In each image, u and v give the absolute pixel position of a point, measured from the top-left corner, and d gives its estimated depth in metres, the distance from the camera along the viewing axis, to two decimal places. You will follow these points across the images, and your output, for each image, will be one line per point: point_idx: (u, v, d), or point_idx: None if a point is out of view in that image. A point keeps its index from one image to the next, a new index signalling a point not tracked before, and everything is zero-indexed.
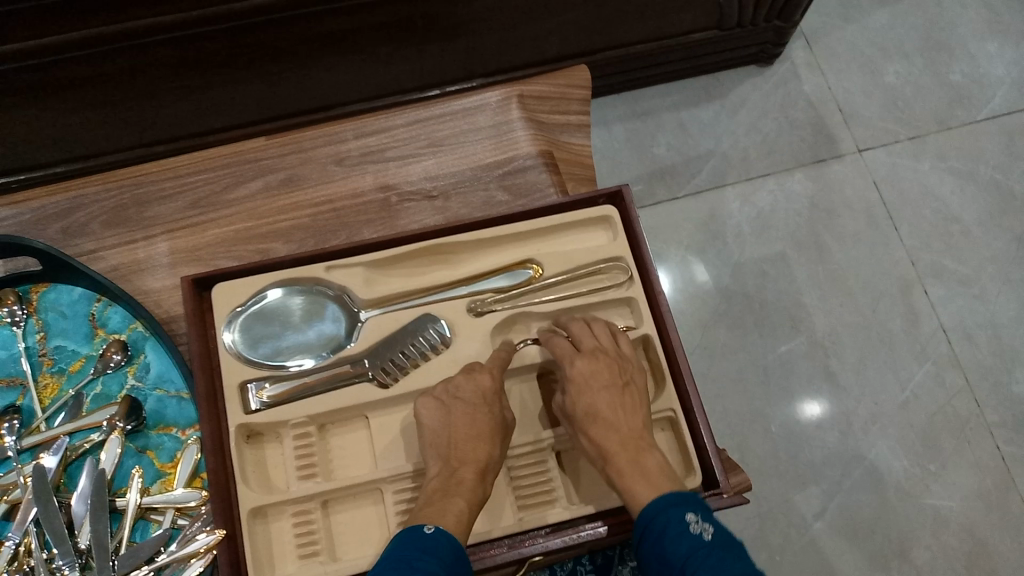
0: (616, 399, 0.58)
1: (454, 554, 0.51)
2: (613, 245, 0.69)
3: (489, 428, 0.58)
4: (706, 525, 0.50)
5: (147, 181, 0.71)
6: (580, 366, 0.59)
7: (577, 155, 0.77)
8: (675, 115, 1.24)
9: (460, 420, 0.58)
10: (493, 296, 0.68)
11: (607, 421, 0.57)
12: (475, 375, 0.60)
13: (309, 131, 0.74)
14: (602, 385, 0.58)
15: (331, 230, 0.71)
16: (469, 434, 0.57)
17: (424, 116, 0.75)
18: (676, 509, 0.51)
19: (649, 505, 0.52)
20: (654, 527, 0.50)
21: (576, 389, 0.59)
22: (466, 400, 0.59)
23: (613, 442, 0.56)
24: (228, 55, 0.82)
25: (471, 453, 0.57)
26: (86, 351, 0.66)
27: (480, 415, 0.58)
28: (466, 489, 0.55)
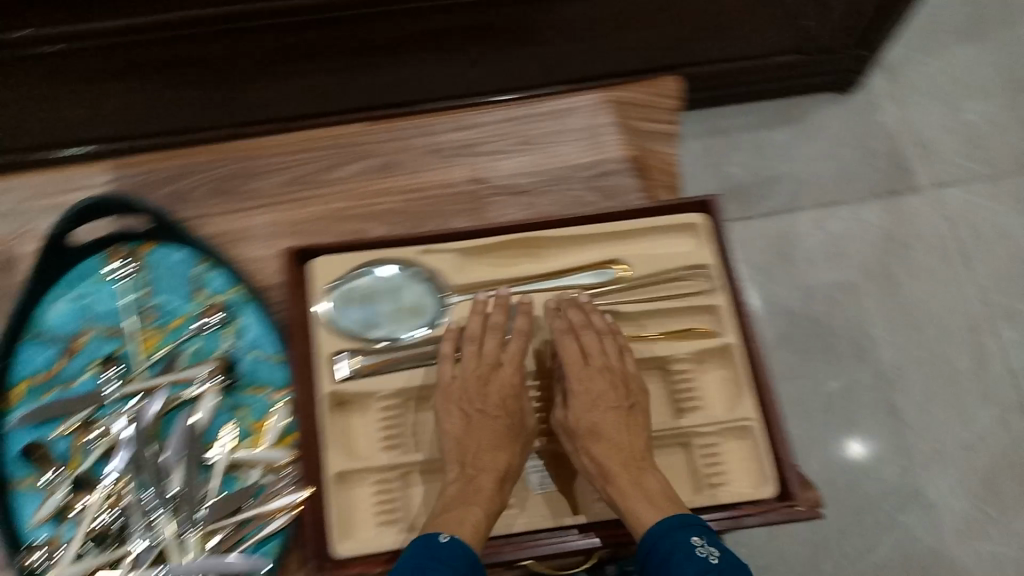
0: (619, 422, 0.62)
1: (468, 562, 0.54)
2: (700, 252, 0.70)
3: (510, 437, 0.61)
4: (712, 549, 0.53)
5: (250, 155, 0.73)
6: (587, 385, 0.63)
7: (666, 164, 0.76)
8: (751, 136, 1.24)
9: (479, 429, 0.61)
10: (578, 292, 0.69)
11: (611, 441, 0.61)
12: (494, 380, 0.63)
13: (406, 119, 0.76)
14: (608, 406, 0.62)
15: (421, 217, 0.73)
16: (488, 444, 0.60)
17: (520, 112, 0.75)
18: (679, 534, 0.55)
19: (652, 528, 0.56)
20: (660, 550, 0.54)
21: (582, 408, 0.62)
22: (486, 411, 0.62)
23: (615, 462, 0.60)
24: (328, 42, 0.86)
25: (491, 462, 0.60)
26: (187, 309, 0.69)
27: (501, 427, 0.61)
28: (484, 497, 0.58)
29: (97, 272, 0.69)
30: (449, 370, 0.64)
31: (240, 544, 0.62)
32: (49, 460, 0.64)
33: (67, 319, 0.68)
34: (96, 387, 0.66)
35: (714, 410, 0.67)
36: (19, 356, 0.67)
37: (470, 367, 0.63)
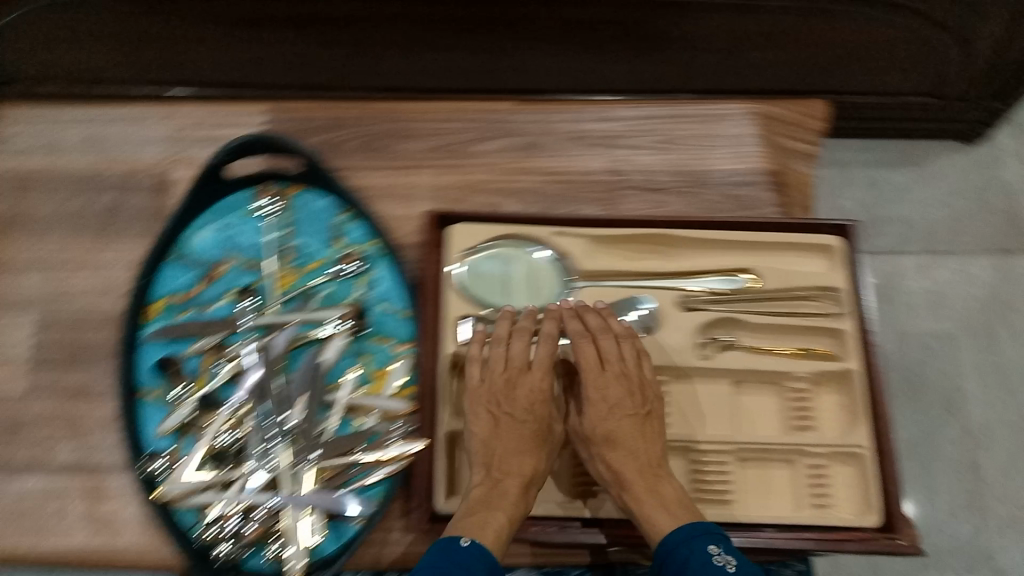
0: (633, 429, 0.62)
1: (487, 565, 0.54)
2: (831, 274, 0.70)
3: (535, 442, 0.62)
4: (728, 557, 0.53)
5: (400, 116, 0.75)
6: (604, 392, 0.63)
7: (804, 184, 0.76)
8: (868, 172, 1.22)
9: (505, 433, 0.62)
10: (706, 296, 0.69)
11: (628, 448, 0.61)
12: (520, 385, 0.64)
13: (554, 103, 0.77)
14: (624, 413, 0.62)
15: (556, 200, 0.73)
16: (515, 449, 0.61)
17: (668, 112, 0.76)
18: (696, 542, 0.55)
19: (669, 535, 0.56)
20: (677, 557, 0.54)
21: (598, 416, 0.63)
22: (514, 413, 0.63)
23: (632, 470, 0.60)
24: (478, 22, 0.88)
25: (516, 466, 0.60)
26: (325, 254, 0.72)
27: (525, 430, 0.62)
28: (509, 501, 0.58)
29: (245, 207, 0.72)
30: (477, 375, 0.65)
31: (346, 485, 0.64)
32: (178, 375, 0.66)
33: (211, 247, 0.70)
34: (231, 314, 0.68)
35: (827, 433, 0.67)
36: (160, 275, 0.69)
37: (497, 369, 0.64)
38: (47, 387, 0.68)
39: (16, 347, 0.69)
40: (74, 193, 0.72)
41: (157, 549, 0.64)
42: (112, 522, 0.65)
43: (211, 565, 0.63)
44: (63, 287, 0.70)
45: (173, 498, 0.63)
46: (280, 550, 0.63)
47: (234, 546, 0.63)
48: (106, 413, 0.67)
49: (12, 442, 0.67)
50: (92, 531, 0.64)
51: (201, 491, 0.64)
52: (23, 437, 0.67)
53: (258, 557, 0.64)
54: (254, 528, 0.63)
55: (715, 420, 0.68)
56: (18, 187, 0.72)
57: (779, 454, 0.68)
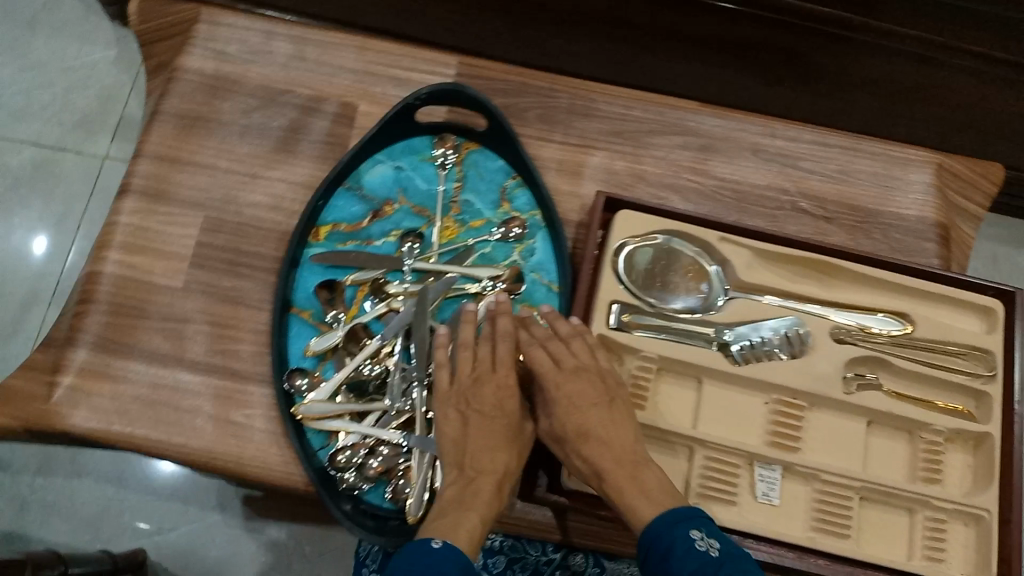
0: (602, 416, 0.58)
1: (460, 567, 0.51)
2: (987, 336, 0.69)
3: (508, 441, 0.59)
4: (711, 540, 0.52)
5: (584, 96, 0.77)
6: (566, 387, 0.59)
7: (964, 241, 0.76)
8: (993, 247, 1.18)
9: (477, 430, 0.59)
10: (859, 332, 0.69)
11: (601, 439, 0.57)
12: (482, 384, 0.60)
13: (735, 112, 0.77)
14: (589, 404, 0.59)
15: (726, 208, 0.74)
16: (487, 445, 0.58)
17: (846, 144, 0.76)
18: (679, 528, 0.52)
19: (649, 526, 0.53)
20: (661, 546, 0.52)
21: (564, 411, 0.59)
22: (484, 411, 0.59)
23: (608, 460, 0.56)
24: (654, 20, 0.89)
25: (488, 464, 0.57)
26: (488, 215, 0.72)
27: (497, 428, 0.59)
28: (482, 501, 0.56)
29: (424, 153, 0.73)
30: (447, 379, 0.62)
31: None
32: (335, 300, 0.67)
33: (385, 184, 0.72)
34: (393, 253, 0.69)
35: (953, 491, 0.67)
36: (334, 200, 0.70)
37: (465, 371, 0.62)
38: (201, 287, 0.67)
39: (176, 242, 0.68)
40: (259, 104, 0.72)
41: (283, 465, 0.64)
42: (244, 429, 0.64)
43: (336, 488, 0.63)
44: (232, 194, 0.70)
45: (309, 418, 0.63)
46: (404, 488, 0.63)
47: (357, 475, 0.63)
48: (256, 323, 0.67)
49: (156, 332, 0.66)
50: (223, 434, 0.64)
51: (336, 417, 0.64)
52: (168, 329, 0.66)
53: (378, 492, 0.64)
54: (378, 463, 0.63)
55: (843, 454, 0.67)
56: (207, 87, 0.72)
57: (903, 502, 0.67)
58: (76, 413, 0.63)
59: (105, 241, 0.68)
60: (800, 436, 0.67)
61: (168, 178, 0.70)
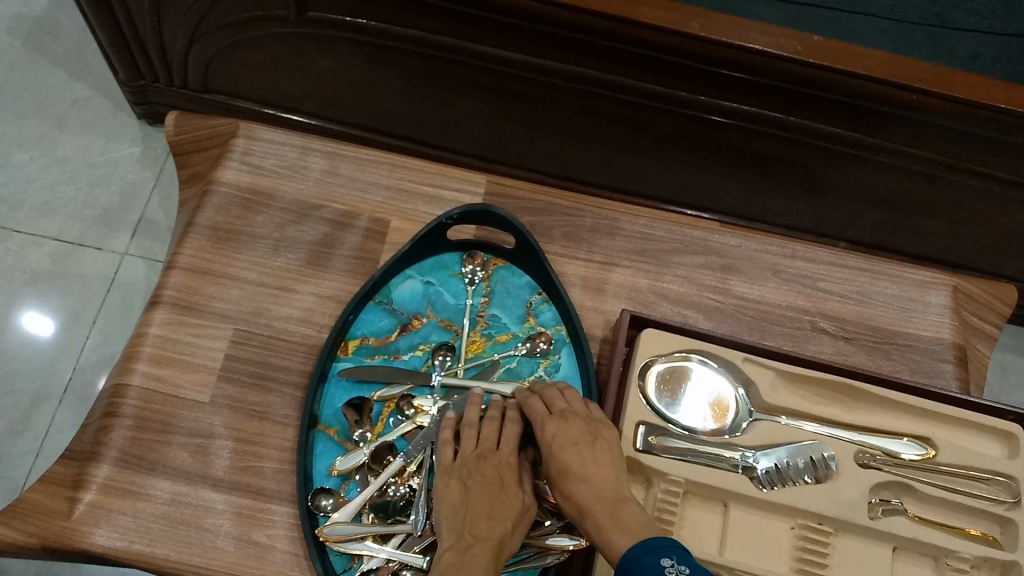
0: (585, 454, 0.58)
1: None
2: (1010, 462, 0.69)
3: (505, 510, 0.57)
4: (680, 567, 0.48)
5: (607, 213, 0.79)
6: (550, 428, 0.60)
7: (981, 361, 0.78)
8: (1007, 357, 1.18)
9: (478, 498, 0.58)
10: (882, 456, 0.70)
11: (579, 475, 0.57)
12: (485, 458, 0.61)
13: (754, 232, 0.80)
14: (572, 442, 0.59)
15: (747, 327, 0.75)
16: (484, 512, 0.57)
17: (863, 266, 0.78)
18: (650, 556, 0.50)
19: (625, 555, 0.51)
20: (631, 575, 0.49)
21: (549, 452, 0.59)
22: (485, 480, 0.59)
23: (587, 496, 0.56)
24: (667, 133, 0.94)
25: (487, 531, 0.55)
26: (514, 329, 0.73)
27: (497, 497, 0.58)
28: (480, 564, 0.53)
29: (453, 268, 0.75)
30: (451, 454, 0.62)
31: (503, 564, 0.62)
32: (363, 419, 0.67)
33: (415, 299, 0.73)
34: (420, 368, 0.70)
35: None
36: (363, 314, 0.71)
37: (469, 447, 0.62)
38: (227, 401, 0.68)
39: (205, 355, 0.69)
40: (293, 219, 0.76)
41: None
42: (265, 549, 0.63)
43: None
44: (263, 307, 0.72)
45: (331, 540, 0.62)
46: None
47: None
48: (283, 439, 0.67)
49: (180, 447, 0.66)
50: (244, 554, 0.62)
51: (357, 539, 0.62)
52: (192, 445, 0.66)
53: None
54: None
55: None
56: (242, 201, 0.76)
57: None
58: (95, 532, 0.62)
59: (134, 352, 0.69)
60: (827, 561, 0.66)
61: (200, 291, 0.72)
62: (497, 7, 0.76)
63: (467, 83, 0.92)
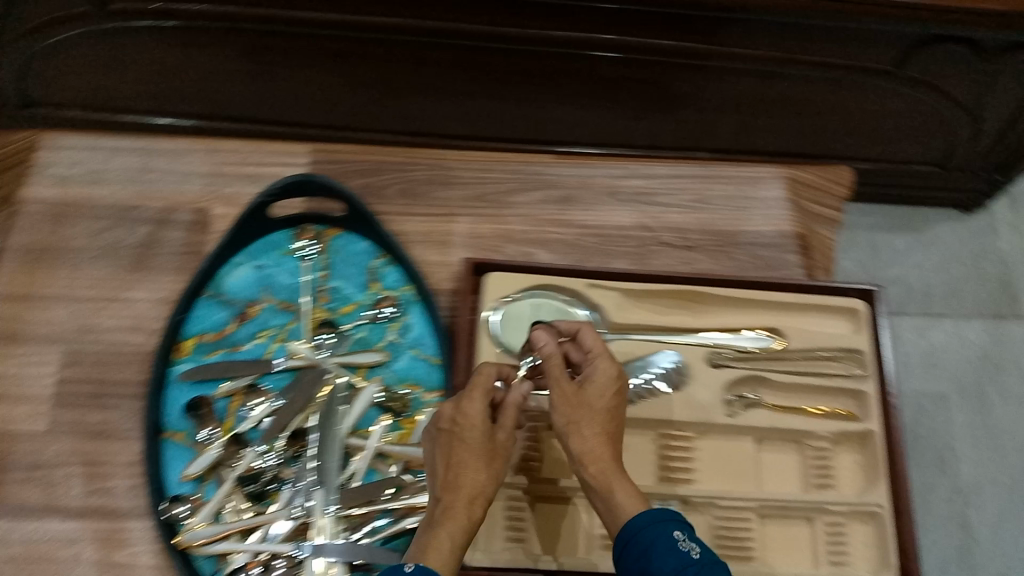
0: (614, 404, 0.59)
1: None
2: (855, 337, 0.71)
3: (482, 457, 0.55)
4: (693, 543, 0.50)
5: (440, 165, 0.77)
6: (604, 368, 0.59)
7: (827, 247, 0.78)
8: (869, 236, 1.21)
9: (454, 449, 0.56)
10: (733, 353, 0.71)
11: (610, 425, 0.58)
12: (467, 402, 0.57)
13: (588, 159, 0.79)
14: (614, 392, 0.59)
15: (591, 254, 0.76)
16: (457, 465, 0.55)
17: (699, 173, 0.79)
18: (660, 526, 0.51)
19: (635, 518, 0.52)
20: (640, 541, 0.50)
21: (596, 386, 0.59)
22: (459, 432, 0.56)
23: (608, 447, 0.56)
24: (502, 68, 0.93)
25: (461, 481, 0.54)
26: (358, 298, 0.71)
27: (470, 447, 0.55)
28: (451, 517, 0.53)
29: (284, 247, 0.72)
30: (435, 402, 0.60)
31: (370, 534, 0.63)
32: (206, 417, 0.66)
33: (248, 286, 0.71)
34: (263, 355, 0.68)
35: (845, 492, 0.68)
36: (195, 311, 0.69)
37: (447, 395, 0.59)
38: (67, 426, 0.65)
39: (37, 382, 0.67)
40: (110, 225, 0.73)
41: None
42: (128, 568, 0.61)
43: None
44: (91, 322, 0.69)
45: (194, 544, 0.61)
46: None
47: None
48: (130, 454, 0.65)
49: (23, 482, 0.63)
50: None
51: (222, 538, 0.62)
52: (37, 477, 0.64)
53: None
54: None
55: (737, 476, 0.68)
56: (53, 217, 0.73)
57: (799, 511, 0.68)
58: None
59: None
60: (691, 467, 0.68)
61: (21, 317, 0.69)
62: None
63: (292, 52, 0.89)
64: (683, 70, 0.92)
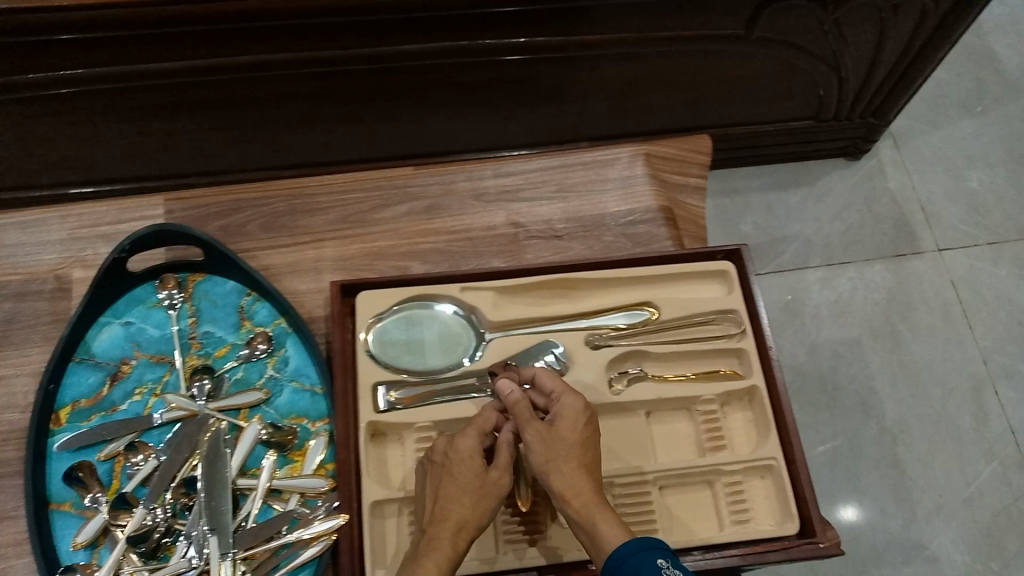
0: (588, 435, 0.60)
1: None
2: (728, 297, 0.72)
3: (471, 492, 0.57)
4: (678, 572, 0.49)
5: (301, 194, 0.78)
6: (568, 402, 0.61)
7: (694, 215, 0.80)
8: (763, 199, 1.25)
9: (442, 486, 0.58)
10: (610, 332, 0.72)
11: (585, 455, 0.59)
12: (457, 439, 0.60)
13: (450, 166, 0.80)
14: (584, 424, 0.60)
15: (464, 258, 0.76)
16: (444, 498, 0.57)
17: (559, 163, 0.80)
18: (644, 555, 0.51)
19: (620, 547, 0.52)
20: (626, 569, 0.51)
21: (564, 418, 0.60)
22: (448, 469, 0.59)
23: (585, 479, 0.58)
24: (367, 90, 0.93)
25: (448, 512, 0.57)
26: (232, 339, 0.71)
27: (456, 483, 0.58)
28: (436, 549, 0.55)
29: (149, 300, 0.72)
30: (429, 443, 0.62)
31: (276, 571, 0.62)
32: (90, 482, 0.64)
33: (117, 344, 0.70)
34: (141, 412, 0.68)
35: (739, 450, 0.68)
36: (66, 379, 0.68)
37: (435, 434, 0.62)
38: None
39: None
40: None
41: None
42: None
43: None
44: None
45: None
46: None
47: None
48: (19, 530, 0.64)
49: None
50: None
51: None
52: None
53: None
54: None
55: (634, 452, 0.69)
56: None
57: (699, 475, 0.68)
58: None
59: None
60: None
61: None
62: (146, 20, 0.75)
63: (152, 106, 0.89)
64: (544, 64, 0.93)
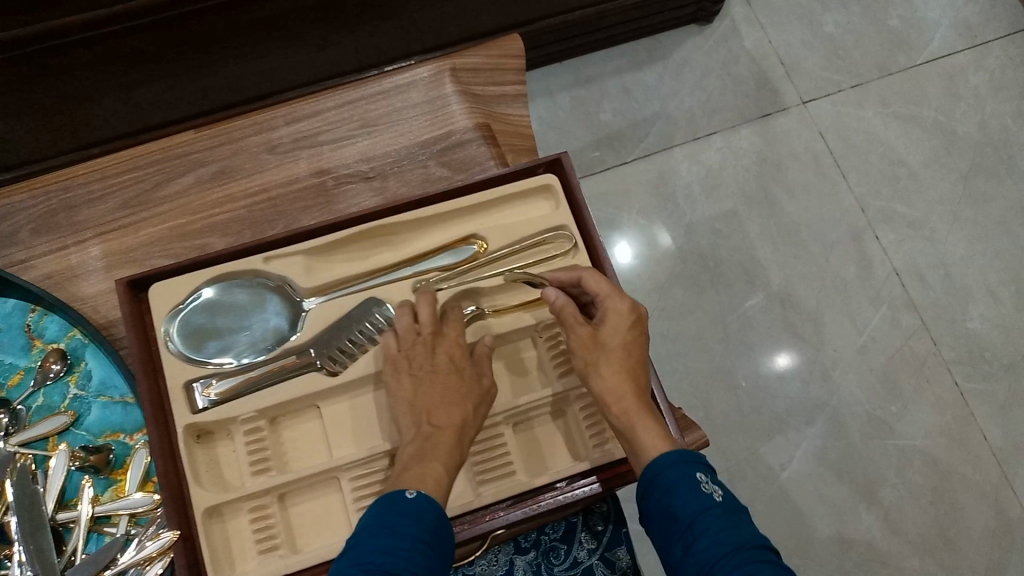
0: (632, 340, 0.58)
1: (436, 515, 0.49)
2: (556, 214, 0.67)
3: (466, 393, 0.57)
4: (716, 486, 0.49)
5: (74, 185, 0.69)
6: (613, 305, 0.58)
7: (515, 125, 0.76)
8: (618, 80, 1.23)
9: (430, 388, 0.56)
10: (438, 275, 0.66)
11: (628, 361, 0.57)
12: (440, 343, 0.59)
13: (236, 121, 0.72)
14: (626, 329, 0.58)
15: (268, 221, 0.68)
16: (439, 400, 0.56)
17: (357, 95, 0.72)
18: (684, 466, 0.50)
19: (659, 457, 0.51)
20: (664, 481, 0.49)
21: (606, 322, 0.58)
22: (435, 371, 0.57)
23: (625, 385, 0.56)
24: (155, 49, 0.79)
25: (446, 418, 0.55)
26: (24, 363, 0.65)
27: (453, 384, 0.57)
28: (442, 452, 0.53)
29: None
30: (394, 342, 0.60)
31: None
32: None
33: None
34: None
35: None
36: None
37: (410, 339, 0.59)
38: None
39: None
40: None
41: None
42: None
43: None
44: None
45: None
46: None
47: None
48: None
49: None
50: None
51: None
52: None
53: None
54: None
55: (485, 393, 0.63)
56: None
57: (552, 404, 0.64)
58: None
59: None
60: None
61: None
62: None
63: None
64: None
